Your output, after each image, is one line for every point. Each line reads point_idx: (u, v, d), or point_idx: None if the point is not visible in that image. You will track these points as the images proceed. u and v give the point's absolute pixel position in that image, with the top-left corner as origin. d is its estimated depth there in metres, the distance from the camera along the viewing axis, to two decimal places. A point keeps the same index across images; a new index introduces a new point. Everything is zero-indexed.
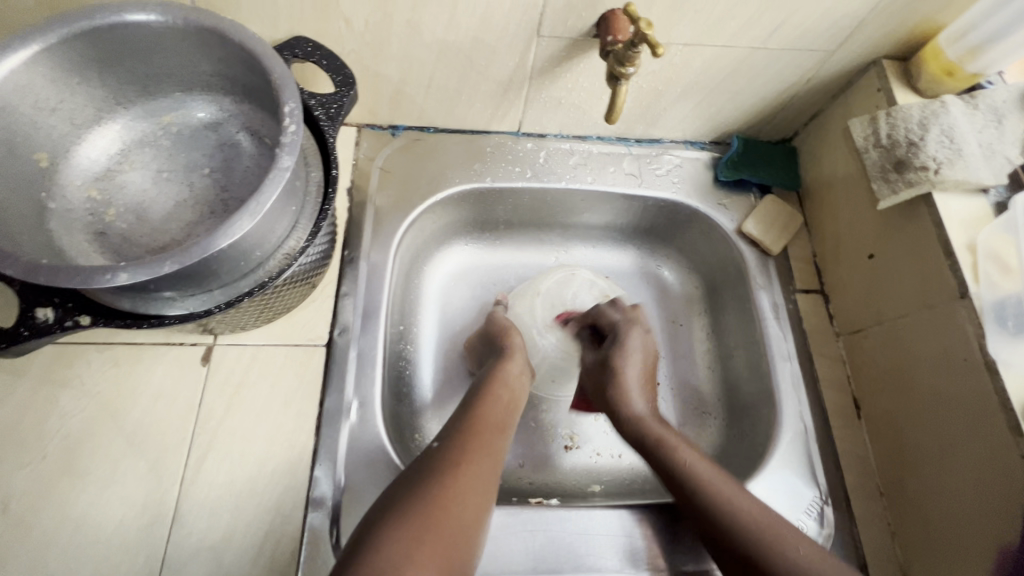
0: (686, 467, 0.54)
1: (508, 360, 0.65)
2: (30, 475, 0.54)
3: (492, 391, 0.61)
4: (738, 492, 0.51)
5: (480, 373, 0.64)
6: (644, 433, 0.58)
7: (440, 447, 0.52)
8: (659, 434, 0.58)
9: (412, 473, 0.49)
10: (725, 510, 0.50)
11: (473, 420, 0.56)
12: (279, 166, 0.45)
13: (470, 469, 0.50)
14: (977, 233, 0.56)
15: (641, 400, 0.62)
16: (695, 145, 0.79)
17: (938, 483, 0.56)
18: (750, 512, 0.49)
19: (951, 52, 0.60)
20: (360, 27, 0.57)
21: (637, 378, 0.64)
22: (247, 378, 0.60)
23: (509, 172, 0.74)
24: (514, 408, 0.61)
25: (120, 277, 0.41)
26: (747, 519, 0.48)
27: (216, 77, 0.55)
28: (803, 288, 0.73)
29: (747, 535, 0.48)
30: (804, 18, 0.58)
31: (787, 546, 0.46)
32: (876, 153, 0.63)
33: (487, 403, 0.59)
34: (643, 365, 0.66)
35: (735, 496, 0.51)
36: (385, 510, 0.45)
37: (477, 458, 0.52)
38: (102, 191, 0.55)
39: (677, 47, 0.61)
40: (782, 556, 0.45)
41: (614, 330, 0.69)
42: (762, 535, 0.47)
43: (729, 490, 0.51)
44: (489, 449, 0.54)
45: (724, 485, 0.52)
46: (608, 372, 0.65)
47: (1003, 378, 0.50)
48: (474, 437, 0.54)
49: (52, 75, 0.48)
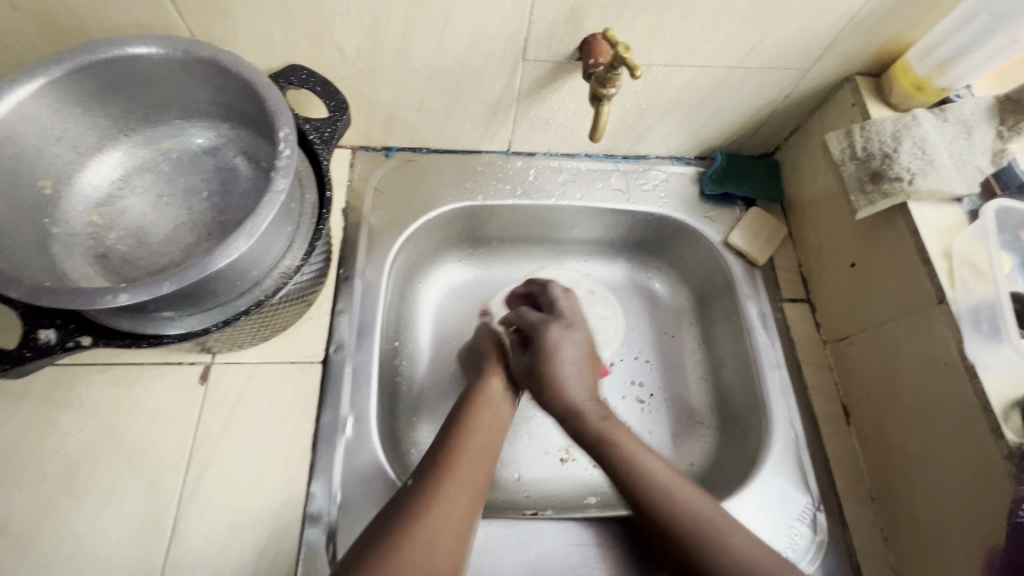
0: (607, 433, 0.58)
1: (492, 375, 0.64)
2: (30, 495, 0.55)
3: (480, 394, 0.61)
4: (653, 457, 0.55)
5: (459, 396, 0.62)
6: (588, 431, 0.58)
7: (427, 459, 0.53)
8: (600, 426, 0.58)
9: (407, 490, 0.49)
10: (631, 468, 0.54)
11: (459, 428, 0.56)
12: (274, 189, 0.47)
13: (466, 484, 0.50)
14: (952, 241, 0.58)
15: (582, 393, 0.61)
16: (680, 160, 0.81)
17: (928, 490, 0.56)
18: (658, 474, 0.54)
19: (919, 68, 0.62)
20: (352, 54, 0.60)
21: (575, 370, 0.63)
22: (245, 395, 0.61)
23: (500, 190, 0.77)
24: (501, 411, 0.61)
25: (121, 297, 0.42)
26: (653, 482, 0.53)
27: (213, 104, 0.57)
28: (790, 297, 0.75)
29: (647, 483, 0.53)
30: (777, 38, 0.61)
31: (707, 529, 0.49)
32: (852, 165, 0.64)
33: (478, 410, 0.59)
34: (576, 362, 0.64)
35: (645, 460, 0.55)
36: (381, 521, 0.46)
37: (469, 465, 0.52)
38: (104, 216, 0.57)
39: (658, 67, 0.64)
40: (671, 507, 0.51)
41: (535, 333, 0.66)
42: (651, 488, 0.52)
43: (649, 458, 0.55)
44: (480, 453, 0.54)
45: (652, 464, 0.55)
46: (542, 382, 0.62)
47: (982, 381, 0.52)
48: (466, 445, 0.54)
49: (57, 106, 0.50)
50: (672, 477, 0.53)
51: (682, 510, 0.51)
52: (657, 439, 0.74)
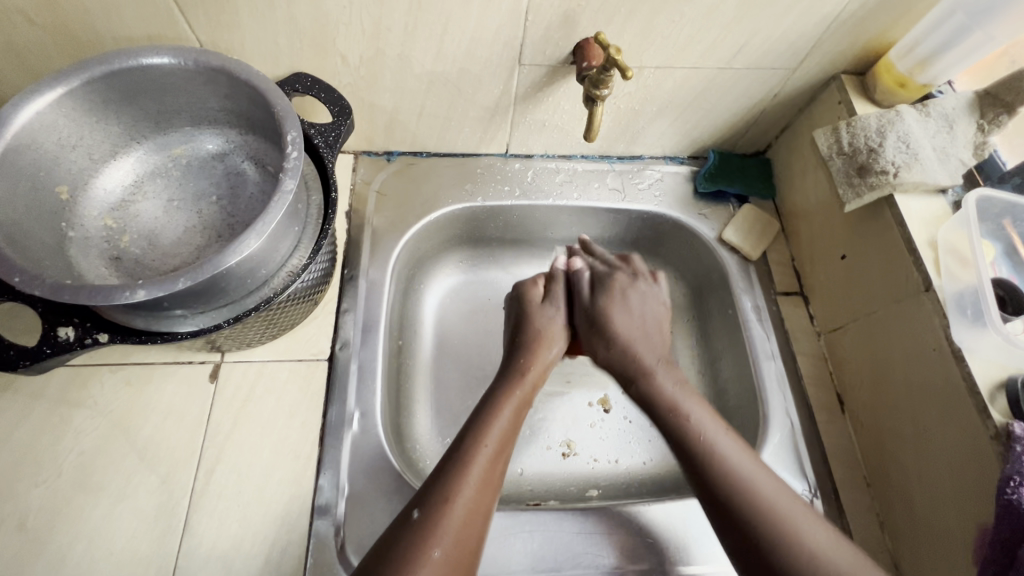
0: (670, 399, 0.59)
1: (514, 382, 0.61)
2: (47, 491, 0.56)
3: (493, 411, 0.57)
4: (722, 437, 0.55)
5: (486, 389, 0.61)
6: (630, 362, 0.62)
7: (442, 467, 0.52)
8: (653, 378, 0.61)
9: (416, 522, 0.48)
10: (697, 442, 0.55)
11: (472, 447, 0.53)
12: (282, 189, 0.49)
13: (468, 520, 0.49)
14: (937, 230, 0.60)
15: (639, 346, 0.63)
16: (674, 160, 0.83)
17: (921, 470, 0.58)
18: (722, 454, 0.54)
19: (901, 65, 0.65)
20: (355, 61, 0.62)
21: (626, 322, 0.65)
22: (254, 392, 0.63)
23: (499, 191, 0.79)
24: (518, 421, 0.59)
25: (138, 293, 0.44)
26: (719, 458, 0.53)
27: (222, 111, 0.59)
28: (784, 291, 0.76)
29: (711, 465, 0.53)
30: (765, 39, 0.63)
31: (774, 525, 0.49)
32: (839, 160, 0.66)
33: (490, 425, 0.56)
34: (637, 325, 0.65)
35: (717, 441, 0.55)
36: (397, 531, 0.47)
37: (476, 495, 0.50)
38: (117, 220, 0.59)
39: (650, 69, 0.66)
40: (737, 491, 0.51)
41: (597, 278, 0.69)
42: (718, 464, 0.53)
43: (739, 461, 0.53)
44: (490, 482, 0.52)
45: (743, 469, 0.52)
46: (599, 320, 0.66)
47: (969, 364, 0.53)
48: (472, 473, 0.51)
49: (73, 114, 0.52)
50: (753, 468, 0.53)
51: (761, 500, 0.50)
52: (656, 433, 0.77)
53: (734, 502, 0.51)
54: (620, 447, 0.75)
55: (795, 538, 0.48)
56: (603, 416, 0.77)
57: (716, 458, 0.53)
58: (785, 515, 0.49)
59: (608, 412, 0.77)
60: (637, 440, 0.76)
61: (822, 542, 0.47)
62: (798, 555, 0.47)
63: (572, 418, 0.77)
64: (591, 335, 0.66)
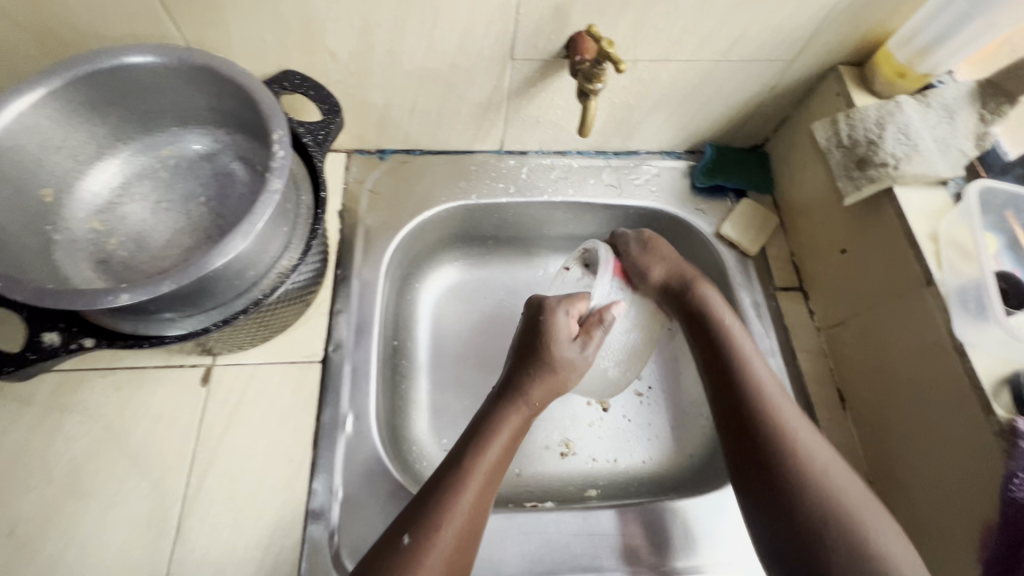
0: (717, 319, 0.65)
1: (513, 410, 0.59)
2: (37, 498, 0.56)
3: (490, 434, 0.56)
4: (766, 373, 0.60)
5: (479, 408, 0.60)
6: (682, 278, 0.69)
7: (432, 487, 0.52)
8: (703, 298, 0.67)
9: (404, 549, 0.47)
10: (734, 366, 0.61)
11: (463, 472, 0.52)
12: (269, 190, 0.48)
13: (458, 545, 0.49)
14: (939, 223, 0.59)
15: (686, 269, 0.69)
16: (671, 154, 0.82)
17: (923, 467, 0.57)
18: (762, 382, 0.59)
19: (901, 55, 0.63)
20: (343, 58, 0.61)
21: (670, 266, 0.70)
22: (246, 396, 0.62)
23: (493, 189, 0.78)
24: (516, 441, 0.58)
25: (121, 297, 0.44)
26: (760, 387, 0.59)
27: (209, 110, 0.58)
28: (783, 286, 0.75)
29: (749, 393, 0.59)
30: (761, 30, 0.62)
31: (796, 448, 0.54)
32: (839, 153, 0.65)
33: (486, 452, 0.54)
34: (682, 271, 0.69)
35: (756, 371, 0.60)
36: (387, 552, 0.47)
37: (468, 520, 0.50)
38: (104, 222, 0.58)
39: (645, 63, 0.65)
40: (765, 413, 0.57)
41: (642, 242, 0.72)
42: (756, 388, 0.59)
43: (771, 389, 0.59)
44: (480, 506, 0.51)
45: (769, 384, 0.59)
46: (646, 243, 0.72)
47: (971, 360, 0.52)
48: (462, 498, 0.51)
49: (56, 115, 0.51)
50: (786, 404, 0.58)
51: (786, 426, 0.56)
52: (655, 432, 0.76)
53: (766, 425, 0.56)
54: (619, 446, 0.74)
55: (810, 464, 0.53)
56: (601, 415, 0.76)
57: (758, 386, 0.59)
58: (796, 425, 0.56)
59: (607, 411, 0.76)
60: (637, 438, 0.75)
61: (808, 438, 0.55)
62: (810, 478, 0.52)
63: (570, 417, 0.76)
64: (642, 257, 0.71)
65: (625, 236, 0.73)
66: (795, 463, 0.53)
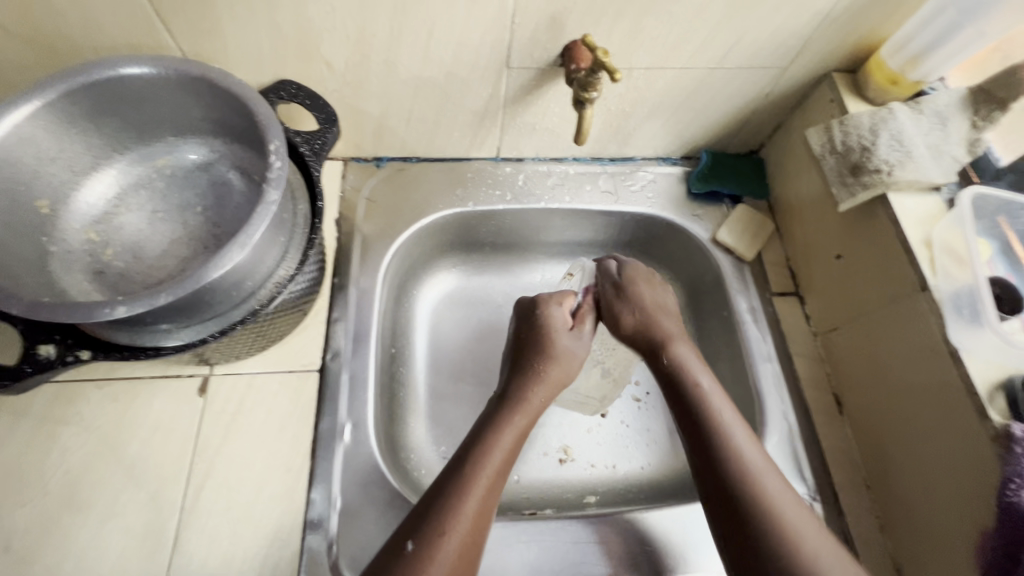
0: (692, 382, 0.59)
1: (515, 412, 0.59)
2: (33, 511, 0.55)
3: (495, 435, 0.56)
4: (749, 447, 0.54)
5: (482, 412, 0.60)
6: (655, 335, 0.64)
7: (433, 495, 0.51)
8: (677, 361, 0.61)
9: (407, 557, 0.47)
10: (716, 438, 0.55)
11: (467, 477, 0.52)
12: (266, 201, 0.48)
13: (463, 552, 0.48)
14: (932, 229, 0.59)
15: (663, 319, 0.65)
16: (667, 160, 0.83)
17: (920, 472, 0.57)
18: (744, 460, 0.53)
19: (893, 62, 0.64)
20: (340, 67, 0.61)
21: (649, 305, 0.66)
22: (243, 406, 0.62)
23: (490, 196, 0.78)
24: (518, 446, 0.58)
25: (118, 310, 0.44)
26: (743, 467, 0.53)
27: (206, 121, 0.58)
28: (779, 291, 0.76)
29: (732, 475, 0.53)
30: (755, 38, 0.62)
31: (784, 542, 0.48)
32: (832, 159, 0.66)
33: (489, 458, 0.54)
34: (654, 317, 0.65)
35: (739, 447, 0.54)
36: (387, 562, 0.46)
37: (472, 527, 0.50)
38: (101, 233, 0.58)
39: (640, 71, 0.65)
40: (752, 500, 0.51)
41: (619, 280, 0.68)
42: (735, 470, 0.53)
43: (757, 469, 0.53)
44: (484, 512, 0.51)
45: (755, 463, 0.53)
46: (622, 289, 0.67)
47: (966, 366, 0.52)
48: (468, 502, 0.50)
49: (52, 127, 0.51)
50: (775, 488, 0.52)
51: (775, 517, 0.50)
52: (653, 437, 0.76)
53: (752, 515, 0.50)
54: (618, 452, 0.75)
55: (806, 561, 0.47)
56: (600, 421, 0.76)
57: (740, 466, 0.53)
58: (786, 513, 0.50)
59: (605, 417, 0.76)
60: (635, 444, 0.75)
61: (798, 525, 0.49)
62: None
63: (569, 424, 0.76)
64: (615, 299, 0.67)
65: (609, 262, 0.70)
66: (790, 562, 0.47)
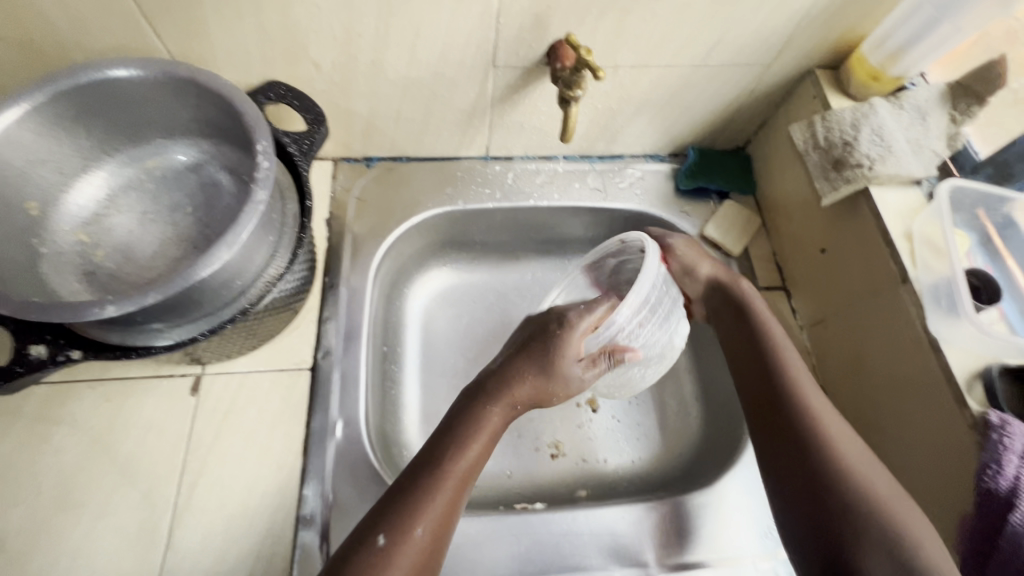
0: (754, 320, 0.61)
1: (501, 402, 0.56)
2: (26, 511, 0.56)
3: (477, 424, 0.54)
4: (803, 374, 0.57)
5: (462, 396, 0.57)
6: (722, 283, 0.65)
7: (405, 482, 0.50)
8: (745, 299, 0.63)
9: (377, 549, 0.46)
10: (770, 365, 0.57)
11: (441, 469, 0.51)
12: (254, 200, 0.48)
13: (431, 543, 0.48)
14: (913, 222, 0.60)
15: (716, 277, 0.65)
16: (655, 157, 0.84)
17: (903, 462, 0.58)
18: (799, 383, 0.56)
19: (873, 59, 0.65)
20: (327, 68, 0.62)
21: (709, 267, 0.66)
22: (235, 405, 0.62)
23: (479, 195, 0.79)
24: (493, 442, 0.55)
25: (108, 309, 0.44)
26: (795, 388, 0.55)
27: (194, 122, 0.59)
28: (766, 285, 0.77)
29: (785, 396, 0.55)
30: (738, 35, 0.63)
31: (828, 452, 0.50)
32: (816, 154, 0.67)
33: (468, 446, 0.52)
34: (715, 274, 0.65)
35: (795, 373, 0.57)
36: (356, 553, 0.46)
37: (441, 520, 0.49)
38: (90, 234, 0.59)
39: (625, 69, 0.66)
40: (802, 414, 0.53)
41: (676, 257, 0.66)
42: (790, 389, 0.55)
43: (808, 390, 0.55)
44: (454, 506, 0.50)
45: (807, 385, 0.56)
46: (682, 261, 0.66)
47: (946, 356, 0.54)
48: (438, 496, 0.49)
49: (40, 129, 0.52)
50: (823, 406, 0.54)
51: (822, 431, 0.52)
52: (644, 431, 0.77)
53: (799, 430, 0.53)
54: (609, 446, 0.75)
55: (846, 470, 0.49)
56: (591, 416, 0.77)
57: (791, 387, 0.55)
58: (833, 429, 0.52)
59: (597, 412, 0.77)
60: (626, 438, 0.76)
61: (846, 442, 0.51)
62: (843, 482, 0.48)
63: (560, 419, 0.76)
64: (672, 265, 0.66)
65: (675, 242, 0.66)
66: (830, 469, 0.49)
